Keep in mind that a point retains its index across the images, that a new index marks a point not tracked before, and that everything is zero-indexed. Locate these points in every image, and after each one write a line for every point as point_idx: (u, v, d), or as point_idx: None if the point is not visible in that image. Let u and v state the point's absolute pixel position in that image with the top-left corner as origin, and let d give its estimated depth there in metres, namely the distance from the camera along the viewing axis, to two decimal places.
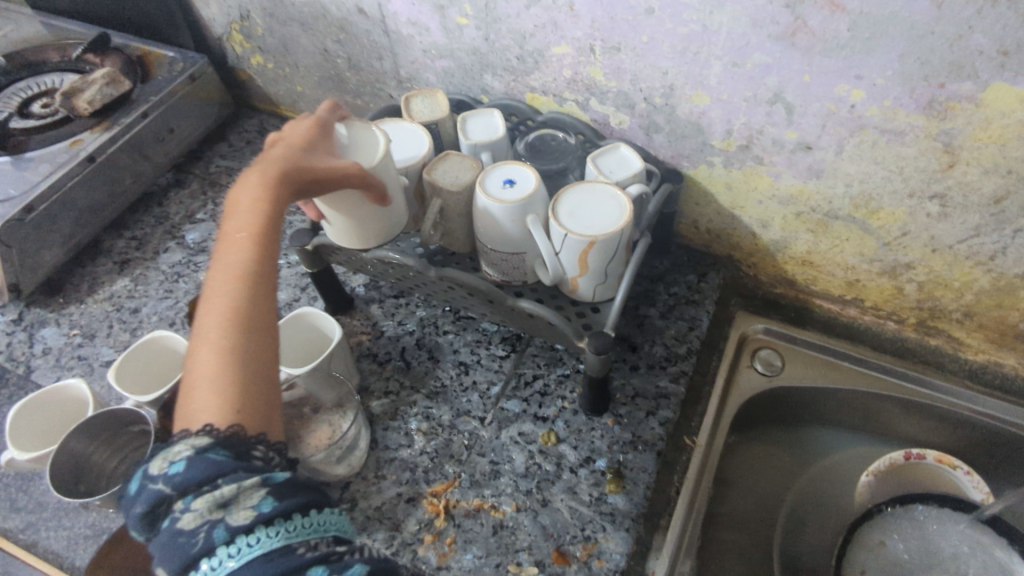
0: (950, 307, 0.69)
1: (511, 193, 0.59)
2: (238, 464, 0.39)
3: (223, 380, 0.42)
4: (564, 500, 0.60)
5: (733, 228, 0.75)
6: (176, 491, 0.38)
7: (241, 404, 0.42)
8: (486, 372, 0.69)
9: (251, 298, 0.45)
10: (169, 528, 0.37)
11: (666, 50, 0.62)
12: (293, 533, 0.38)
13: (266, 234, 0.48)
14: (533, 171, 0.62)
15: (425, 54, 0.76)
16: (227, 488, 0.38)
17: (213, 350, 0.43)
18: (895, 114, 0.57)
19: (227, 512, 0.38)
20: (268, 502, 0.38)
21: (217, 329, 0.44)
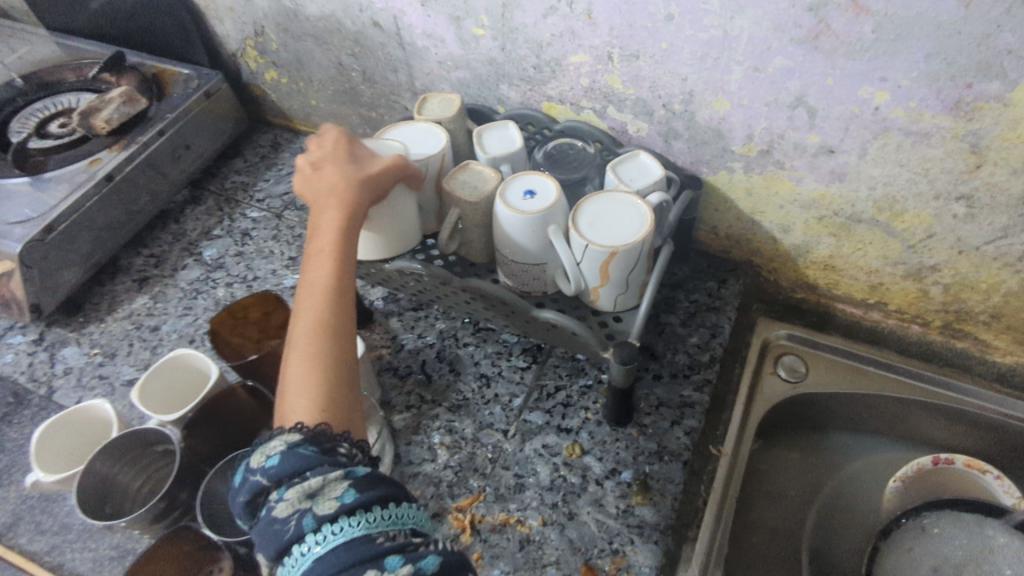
0: (978, 309, 0.68)
1: (532, 203, 0.59)
2: (323, 457, 0.40)
3: (313, 382, 0.45)
4: (591, 513, 0.59)
5: (753, 233, 0.74)
6: (272, 481, 0.39)
7: (329, 403, 0.44)
8: (508, 384, 0.69)
9: (333, 307, 0.49)
10: (265, 517, 0.39)
11: (685, 56, 0.62)
12: (374, 524, 0.38)
13: (340, 249, 0.52)
14: (552, 180, 0.61)
15: (440, 66, 0.76)
16: (314, 479, 0.39)
17: (302, 355, 0.46)
18: (920, 116, 0.56)
19: (315, 502, 0.38)
20: (351, 493, 0.39)
21: (305, 336, 0.47)
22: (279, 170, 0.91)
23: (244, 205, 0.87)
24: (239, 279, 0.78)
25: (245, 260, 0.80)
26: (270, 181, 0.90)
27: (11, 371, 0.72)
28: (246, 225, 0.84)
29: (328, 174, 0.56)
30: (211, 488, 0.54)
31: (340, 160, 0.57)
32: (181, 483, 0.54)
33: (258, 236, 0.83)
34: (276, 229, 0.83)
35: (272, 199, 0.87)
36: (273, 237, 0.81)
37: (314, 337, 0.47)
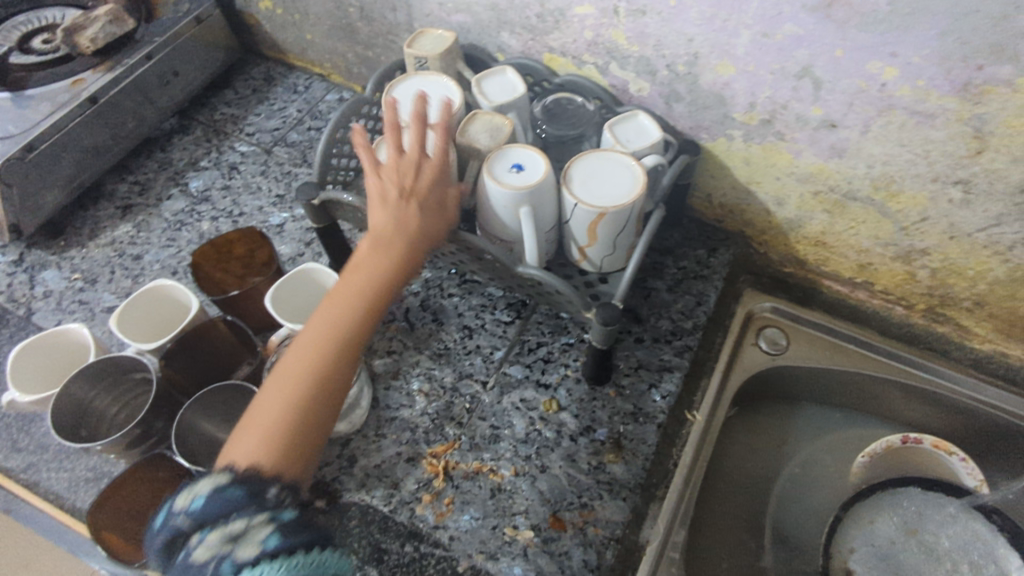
0: (962, 295, 0.68)
1: (518, 176, 0.57)
2: (249, 501, 0.40)
3: (279, 432, 0.44)
4: (563, 467, 0.60)
5: (747, 205, 0.74)
6: (192, 526, 0.39)
7: (282, 451, 0.43)
8: (490, 337, 0.69)
9: (331, 355, 0.48)
10: (183, 561, 0.38)
11: (694, 16, 0.60)
12: (297, 569, 0.38)
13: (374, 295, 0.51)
14: (540, 154, 0.59)
15: (441, 8, 0.74)
16: (237, 523, 0.39)
17: (282, 399, 0.45)
18: (927, 95, 0.55)
19: (236, 546, 0.38)
20: (275, 538, 0.39)
21: (292, 382, 0.46)
22: (270, 106, 0.89)
23: (233, 138, 0.85)
24: (225, 214, 0.77)
25: (232, 195, 0.78)
26: (260, 116, 0.87)
27: None
28: (234, 158, 0.82)
29: (408, 204, 0.54)
30: (188, 417, 0.54)
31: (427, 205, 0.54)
32: (157, 413, 0.54)
33: (246, 170, 0.81)
34: (266, 165, 0.81)
35: (262, 134, 0.85)
36: (262, 174, 0.80)
37: (301, 387, 0.46)
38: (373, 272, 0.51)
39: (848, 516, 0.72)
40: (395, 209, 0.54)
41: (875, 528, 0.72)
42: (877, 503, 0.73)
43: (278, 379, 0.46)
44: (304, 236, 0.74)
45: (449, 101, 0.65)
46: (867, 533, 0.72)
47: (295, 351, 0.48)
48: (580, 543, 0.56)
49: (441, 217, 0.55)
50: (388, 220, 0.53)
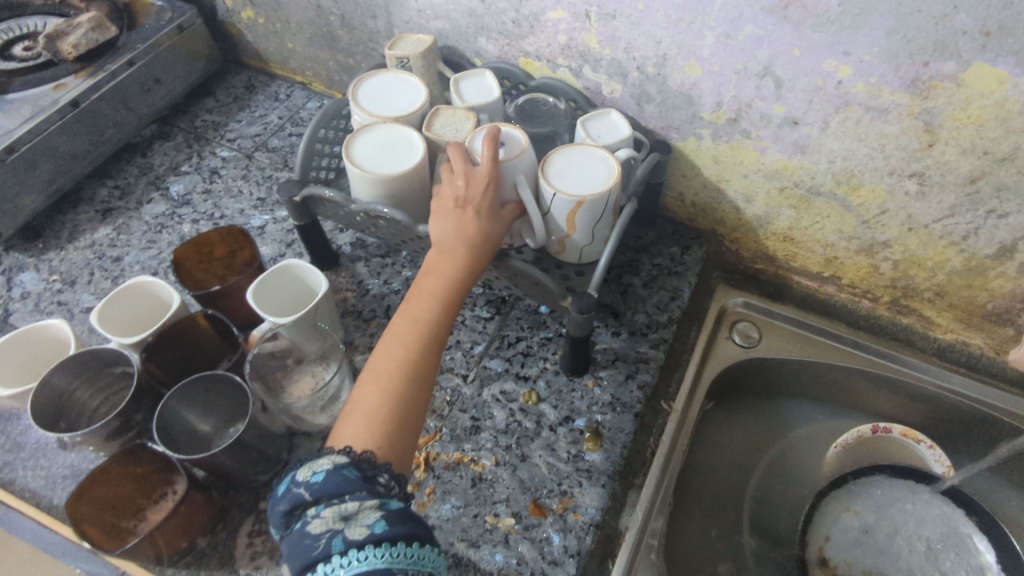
0: (923, 286, 0.71)
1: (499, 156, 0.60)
2: (362, 486, 0.44)
3: (380, 425, 0.48)
4: (542, 456, 0.61)
5: (718, 203, 0.77)
6: (312, 498, 0.43)
7: (386, 439, 0.48)
8: (470, 333, 0.70)
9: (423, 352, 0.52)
10: (300, 530, 0.42)
11: (661, 19, 0.63)
12: (395, 558, 0.41)
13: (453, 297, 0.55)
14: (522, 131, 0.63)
15: (420, 15, 0.76)
16: (351, 503, 0.42)
17: (378, 392, 0.49)
18: (879, 92, 0.58)
19: (346, 525, 0.42)
20: (381, 524, 0.42)
21: (390, 375, 0.50)
22: (251, 112, 0.90)
23: (214, 144, 0.86)
24: (205, 217, 0.77)
25: (213, 198, 0.79)
26: (242, 122, 0.89)
27: None
28: (215, 163, 0.83)
29: (469, 220, 0.56)
30: (171, 406, 0.54)
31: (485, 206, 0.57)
32: (138, 406, 0.54)
33: (227, 174, 0.82)
34: (247, 169, 0.82)
35: (243, 139, 0.86)
36: (243, 177, 0.81)
37: (400, 377, 0.51)
38: (450, 277, 0.55)
39: (823, 508, 0.73)
40: (455, 220, 0.56)
41: (850, 517, 0.73)
42: (851, 492, 0.74)
43: (371, 377, 0.51)
44: (286, 237, 0.75)
45: (415, 97, 0.67)
46: (842, 523, 0.73)
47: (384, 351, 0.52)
48: (560, 529, 0.57)
49: (496, 224, 0.58)
50: (451, 229, 0.56)
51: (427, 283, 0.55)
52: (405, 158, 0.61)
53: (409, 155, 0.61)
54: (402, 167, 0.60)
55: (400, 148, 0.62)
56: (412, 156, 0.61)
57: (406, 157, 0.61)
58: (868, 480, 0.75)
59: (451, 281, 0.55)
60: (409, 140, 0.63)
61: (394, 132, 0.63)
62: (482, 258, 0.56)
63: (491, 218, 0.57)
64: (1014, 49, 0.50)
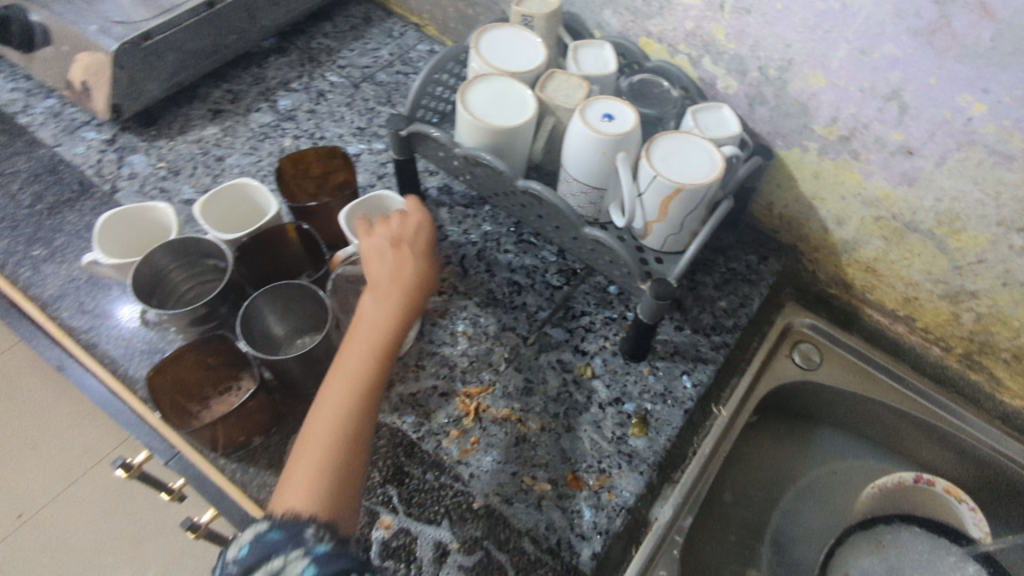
0: (1002, 345, 0.69)
1: (609, 126, 0.60)
2: (287, 540, 0.42)
3: (339, 443, 0.46)
4: (587, 431, 0.62)
5: (807, 220, 0.75)
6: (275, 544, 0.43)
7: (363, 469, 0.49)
8: (537, 297, 0.71)
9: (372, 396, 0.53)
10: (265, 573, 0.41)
11: (796, 22, 0.62)
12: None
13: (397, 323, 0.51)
14: (633, 109, 0.62)
15: None
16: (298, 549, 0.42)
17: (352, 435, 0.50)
18: (1009, 137, 0.56)
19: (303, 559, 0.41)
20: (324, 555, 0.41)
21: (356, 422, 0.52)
22: (364, 44, 0.92)
23: (325, 67, 0.88)
24: (306, 135, 0.80)
25: (316, 119, 0.82)
26: (354, 52, 0.91)
27: (80, 162, 0.76)
28: (323, 86, 0.86)
29: (404, 270, 0.53)
30: (257, 304, 0.56)
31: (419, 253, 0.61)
32: (224, 298, 0.57)
33: (332, 99, 0.84)
34: (352, 98, 0.85)
35: (352, 69, 0.88)
36: (347, 105, 0.83)
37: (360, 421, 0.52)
38: (389, 309, 0.51)
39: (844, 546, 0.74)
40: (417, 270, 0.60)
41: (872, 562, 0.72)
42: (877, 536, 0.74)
43: (318, 426, 0.47)
44: (380, 169, 0.78)
45: (534, 56, 0.68)
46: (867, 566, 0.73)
47: (317, 423, 0.47)
48: (592, 504, 0.58)
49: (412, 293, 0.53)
50: (382, 262, 0.53)
51: (366, 323, 0.50)
52: (516, 112, 0.62)
53: (520, 111, 0.62)
54: (512, 122, 0.61)
55: (513, 99, 0.63)
56: (523, 111, 0.62)
57: (517, 112, 0.62)
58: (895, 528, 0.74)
59: (390, 312, 0.51)
60: (522, 96, 0.64)
61: (509, 84, 0.64)
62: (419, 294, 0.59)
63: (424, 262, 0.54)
64: None
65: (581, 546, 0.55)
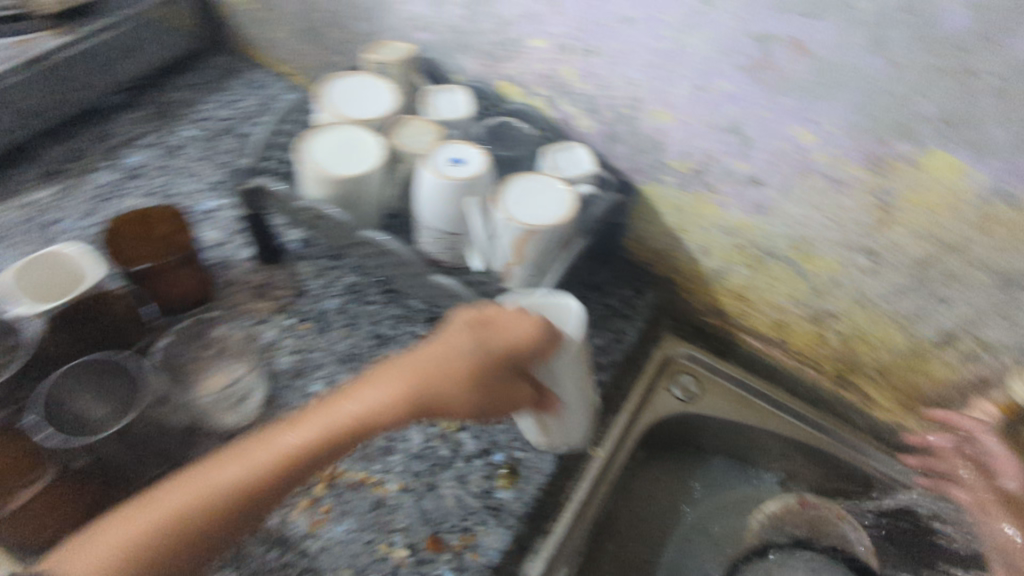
0: (868, 363, 0.71)
1: (458, 171, 0.59)
2: None
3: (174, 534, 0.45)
4: (452, 488, 0.59)
5: (675, 251, 0.75)
6: None
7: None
8: (401, 348, 0.67)
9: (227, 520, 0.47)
10: None
11: (639, 61, 0.62)
12: None
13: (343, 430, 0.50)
14: (483, 151, 0.61)
15: (408, 23, 0.75)
16: None
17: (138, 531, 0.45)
18: (841, 164, 0.58)
19: None
20: None
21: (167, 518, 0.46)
22: (224, 96, 0.89)
23: (179, 122, 0.84)
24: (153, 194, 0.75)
25: (167, 175, 0.78)
26: (212, 104, 0.87)
27: None
28: (175, 141, 0.82)
29: (449, 369, 0.52)
30: (63, 385, 0.52)
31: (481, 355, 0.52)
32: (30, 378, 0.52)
33: (186, 153, 0.80)
34: (208, 151, 0.81)
35: (210, 121, 0.85)
36: (201, 159, 0.80)
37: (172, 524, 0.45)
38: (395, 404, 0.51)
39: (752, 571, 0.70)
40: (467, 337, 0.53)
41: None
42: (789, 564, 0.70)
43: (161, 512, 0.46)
44: (233, 225, 0.74)
45: (384, 101, 0.66)
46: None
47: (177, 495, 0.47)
48: (455, 568, 0.54)
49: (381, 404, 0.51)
50: (446, 343, 0.54)
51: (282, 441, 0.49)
52: (365, 159, 0.60)
53: (367, 157, 0.60)
54: (358, 170, 0.58)
55: (360, 145, 0.61)
56: (373, 158, 0.60)
57: (363, 159, 0.60)
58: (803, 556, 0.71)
59: (385, 409, 0.51)
60: (369, 142, 0.61)
61: (357, 130, 0.62)
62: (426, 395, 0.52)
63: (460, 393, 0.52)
64: (970, 141, 0.50)
65: None
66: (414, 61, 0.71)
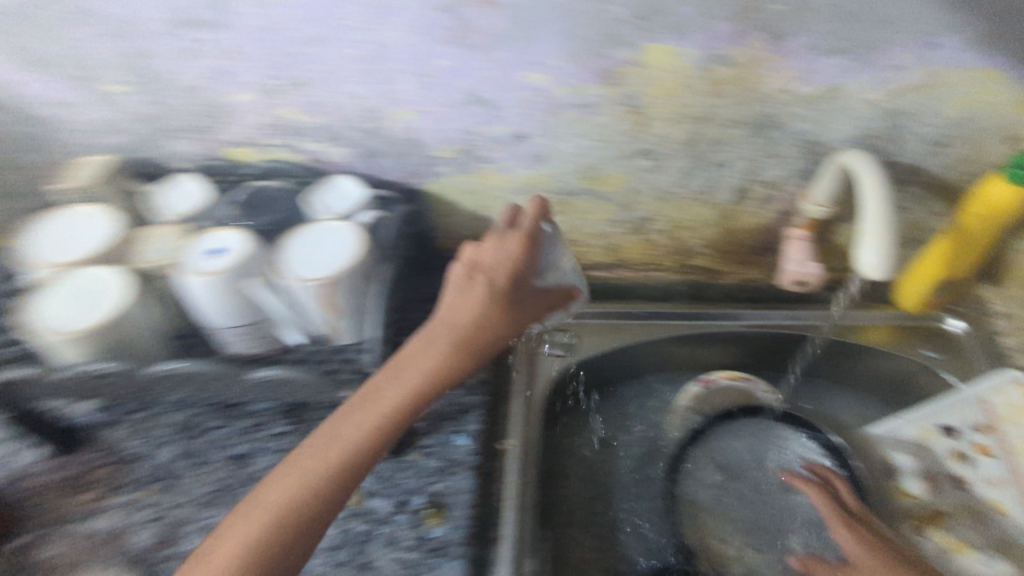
0: (695, 243, 0.78)
1: (222, 261, 0.58)
2: None
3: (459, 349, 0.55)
4: (385, 554, 0.59)
5: (491, 230, 0.76)
6: None
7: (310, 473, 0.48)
8: (269, 456, 0.64)
9: (451, 364, 0.55)
10: None
11: (351, 74, 0.58)
12: None
13: (374, 449, 0.51)
14: (240, 232, 0.61)
15: (75, 134, 0.62)
16: None
17: (438, 360, 0.55)
18: (581, 89, 0.60)
19: None
20: None
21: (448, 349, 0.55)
22: None
23: None
24: None
25: None
26: None
27: None
28: None
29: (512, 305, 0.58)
30: None
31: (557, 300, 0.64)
32: None
33: None
34: None
35: None
36: None
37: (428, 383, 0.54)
38: (433, 369, 0.55)
39: (707, 439, 0.78)
40: None
41: (730, 455, 0.77)
42: (743, 427, 0.78)
43: (405, 381, 0.54)
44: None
45: (98, 227, 0.61)
46: (721, 458, 0.77)
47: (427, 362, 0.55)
48: None
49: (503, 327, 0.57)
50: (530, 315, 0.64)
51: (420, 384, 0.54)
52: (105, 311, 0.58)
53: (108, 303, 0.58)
54: (96, 317, 0.57)
55: (84, 304, 0.58)
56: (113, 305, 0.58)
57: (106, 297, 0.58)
58: (752, 421, 0.79)
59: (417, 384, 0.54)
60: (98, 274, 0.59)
61: (91, 271, 0.59)
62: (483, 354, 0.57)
63: (477, 362, 0.57)
64: (672, 27, 0.54)
65: None
66: (116, 168, 0.64)
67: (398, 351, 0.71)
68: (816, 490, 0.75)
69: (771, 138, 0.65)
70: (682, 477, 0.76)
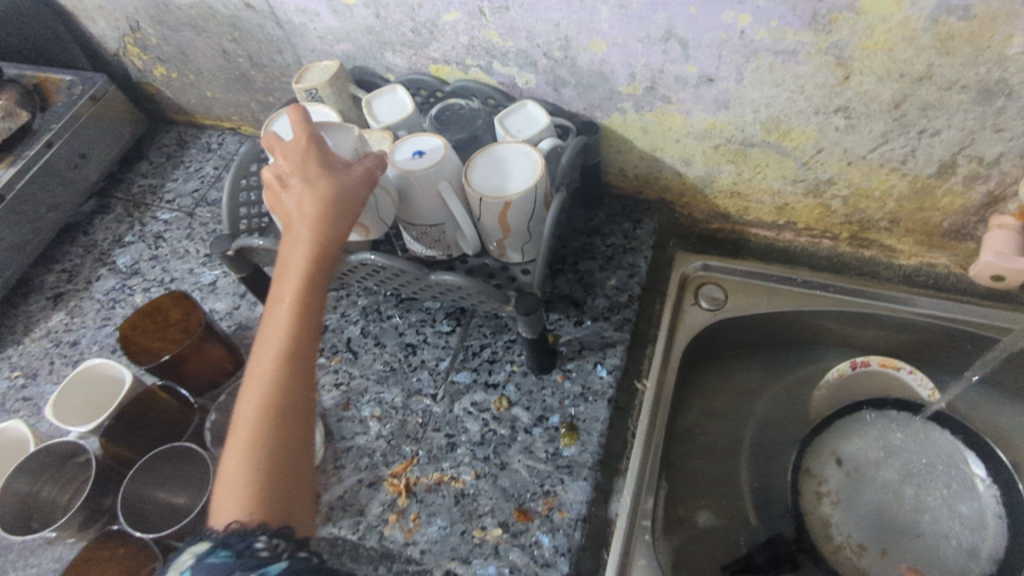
0: (877, 216, 0.71)
1: (419, 163, 0.60)
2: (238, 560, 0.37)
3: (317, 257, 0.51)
4: (521, 460, 0.64)
5: (658, 171, 0.76)
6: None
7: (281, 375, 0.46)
8: (434, 350, 0.74)
9: (318, 236, 0.51)
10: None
11: (553, 2, 0.61)
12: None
13: (305, 304, 0.49)
14: (438, 141, 0.62)
15: (322, 41, 0.75)
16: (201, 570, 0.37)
17: (296, 247, 0.51)
18: (784, 34, 0.56)
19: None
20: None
21: (300, 243, 0.51)
22: (185, 169, 0.94)
23: (153, 209, 0.90)
24: (156, 283, 0.82)
25: (160, 263, 0.84)
26: (178, 180, 0.93)
27: None
28: (157, 228, 0.88)
29: (336, 158, 0.55)
30: (135, 489, 0.58)
31: (307, 169, 0.54)
32: (107, 487, 0.60)
33: (171, 237, 0.86)
34: (189, 228, 0.87)
35: (181, 198, 0.91)
36: (187, 238, 0.85)
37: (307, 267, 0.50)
38: (309, 211, 0.52)
39: (841, 425, 0.78)
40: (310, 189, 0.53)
41: (866, 447, 0.76)
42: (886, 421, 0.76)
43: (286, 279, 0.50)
44: (237, 288, 0.80)
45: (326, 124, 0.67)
46: (856, 449, 0.76)
47: (288, 252, 0.51)
48: (548, 529, 0.60)
49: (333, 226, 0.52)
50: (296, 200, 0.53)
51: (295, 260, 0.50)
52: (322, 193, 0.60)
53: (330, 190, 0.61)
54: None
55: None
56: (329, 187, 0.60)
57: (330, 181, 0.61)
58: (896, 416, 0.76)
59: (315, 230, 0.51)
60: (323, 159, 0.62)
61: None
62: (336, 215, 0.52)
63: (359, 185, 0.54)
64: None
65: (559, 562, 0.58)
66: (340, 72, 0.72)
67: (552, 276, 0.76)
68: (960, 505, 0.70)
69: (995, 108, 0.56)
70: (808, 455, 0.77)
